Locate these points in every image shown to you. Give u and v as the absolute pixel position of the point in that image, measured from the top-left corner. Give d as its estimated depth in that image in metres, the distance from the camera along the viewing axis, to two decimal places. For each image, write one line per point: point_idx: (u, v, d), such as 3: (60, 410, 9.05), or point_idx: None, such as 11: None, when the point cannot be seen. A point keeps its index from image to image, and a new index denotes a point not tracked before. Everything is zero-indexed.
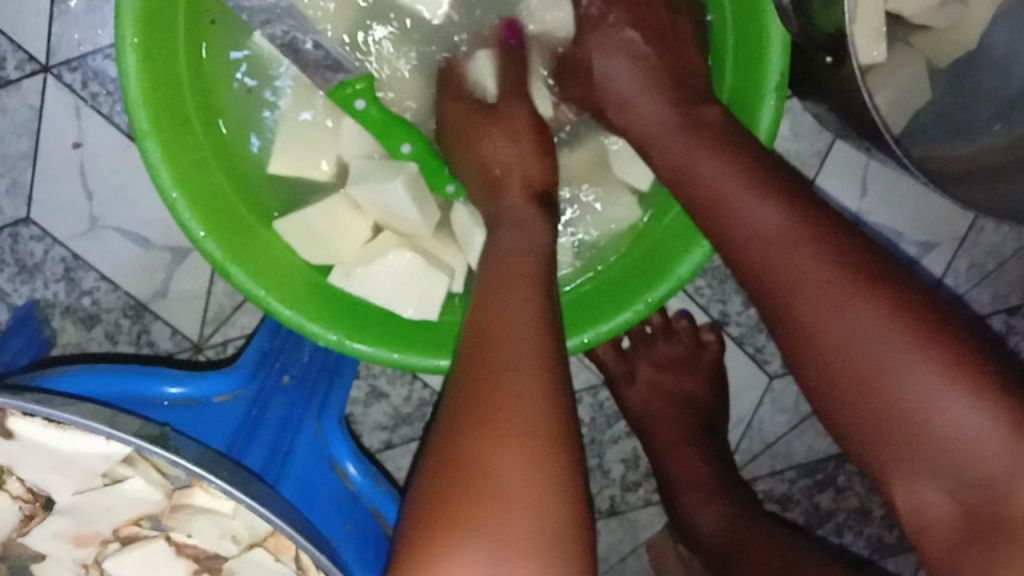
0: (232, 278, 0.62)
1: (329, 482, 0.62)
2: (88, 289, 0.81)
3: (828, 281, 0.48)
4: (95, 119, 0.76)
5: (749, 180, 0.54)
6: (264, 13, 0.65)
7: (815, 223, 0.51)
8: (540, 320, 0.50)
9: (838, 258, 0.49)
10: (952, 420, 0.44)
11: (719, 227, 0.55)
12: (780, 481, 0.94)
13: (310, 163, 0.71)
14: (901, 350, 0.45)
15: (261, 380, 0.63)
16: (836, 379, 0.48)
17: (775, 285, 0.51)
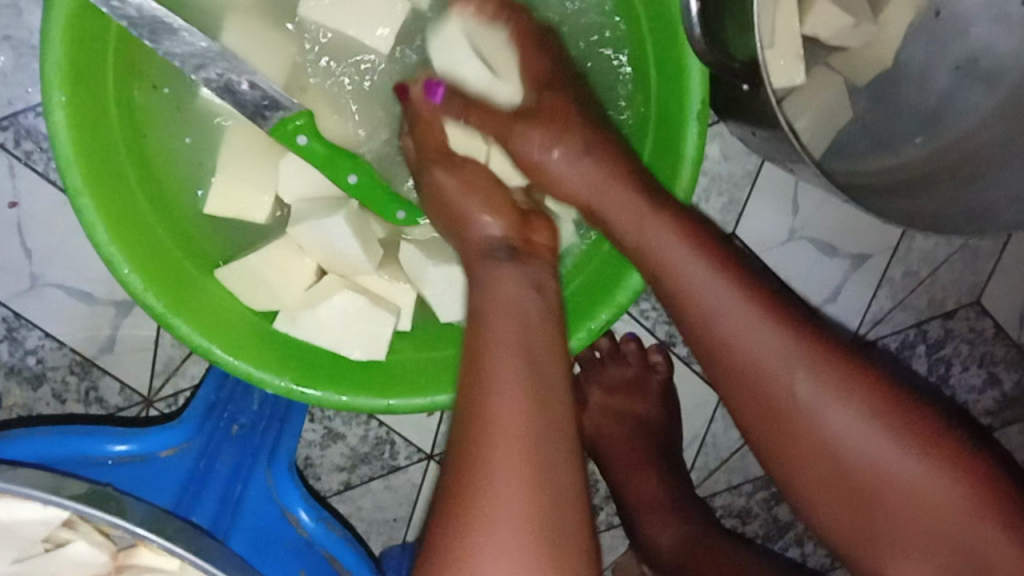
0: (174, 330, 0.62)
1: (281, 528, 0.63)
2: (32, 347, 0.80)
3: (785, 357, 0.55)
4: (31, 177, 0.76)
5: (726, 282, 0.58)
6: (196, 58, 0.61)
7: (788, 326, 0.56)
8: (527, 409, 0.50)
9: (819, 363, 0.55)
10: (924, 495, 0.52)
11: (694, 325, 0.59)
12: (738, 495, 0.95)
13: (249, 206, 0.72)
14: (882, 441, 0.53)
15: (209, 432, 0.62)
16: (828, 478, 0.55)
17: (759, 391, 0.56)
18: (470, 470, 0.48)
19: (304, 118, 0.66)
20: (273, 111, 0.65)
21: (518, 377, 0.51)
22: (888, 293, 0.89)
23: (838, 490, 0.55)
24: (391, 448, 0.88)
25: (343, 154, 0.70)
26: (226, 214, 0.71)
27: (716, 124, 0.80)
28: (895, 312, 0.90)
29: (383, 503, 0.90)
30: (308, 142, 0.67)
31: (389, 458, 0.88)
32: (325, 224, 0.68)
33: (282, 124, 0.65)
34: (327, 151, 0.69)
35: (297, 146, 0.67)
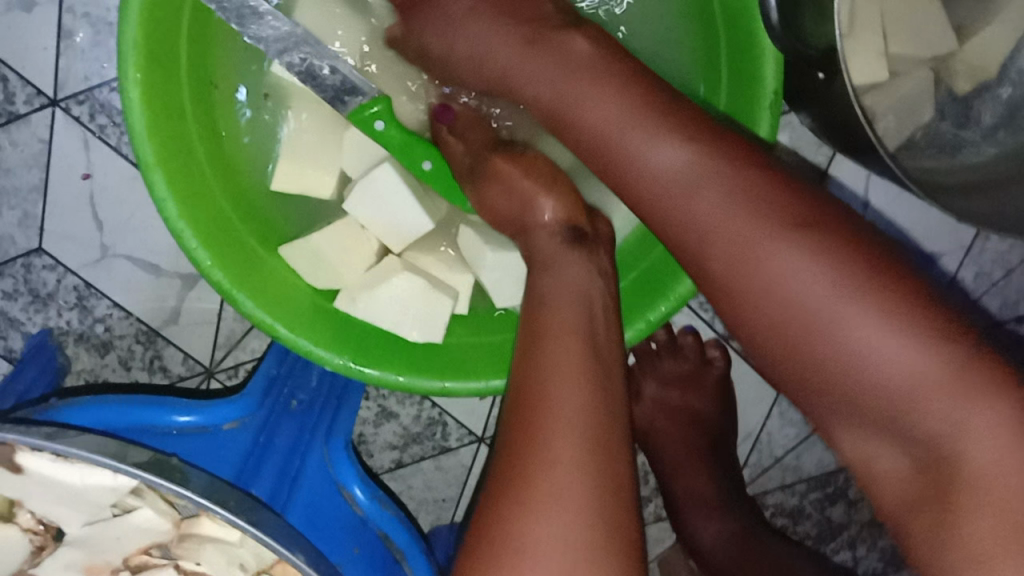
0: (240, 305, 0.64)
1: (337, 505, 0.63)
2: (101, 316, 0.82)
3: (785, 246, 0.50)
4: (103, 150, 0.78)
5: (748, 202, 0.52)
6: (281, 42, 0.63)
7: (805, 235, 0.50)
8: (580, 365, 0.52)
9: (835, 267, 0.49)
10: (880, 365, 0.47)
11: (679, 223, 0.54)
12: (791, 494, 0.94)
13: (312, 182, 0.71)
14: (870, 333, 0.47)
15: (270, 407, 0.63)
16: (801, 357, 0.50)
17: (755, 302, 0.51)
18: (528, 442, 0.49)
19: (380, 104, 0.67)
20: (352, 97, 0.66)
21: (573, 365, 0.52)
22: (959, 295, 0.87)
23: (831, 391, 0.49)
24: (442, 429, 0.89)
25: (419, 142, 0.71)
26: (291, 189, 0.71)
27: (787, 114, 0.78)
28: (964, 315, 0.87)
29: (434, 483, 0.91)
30: (384, 128, 0.68)
31: (441, 438, 0.89)
32: (384, 189, 0.68)
33: (359, 110, 0.66)
34: (403, 137, 0.70)
35: (373, 130, 0.68)
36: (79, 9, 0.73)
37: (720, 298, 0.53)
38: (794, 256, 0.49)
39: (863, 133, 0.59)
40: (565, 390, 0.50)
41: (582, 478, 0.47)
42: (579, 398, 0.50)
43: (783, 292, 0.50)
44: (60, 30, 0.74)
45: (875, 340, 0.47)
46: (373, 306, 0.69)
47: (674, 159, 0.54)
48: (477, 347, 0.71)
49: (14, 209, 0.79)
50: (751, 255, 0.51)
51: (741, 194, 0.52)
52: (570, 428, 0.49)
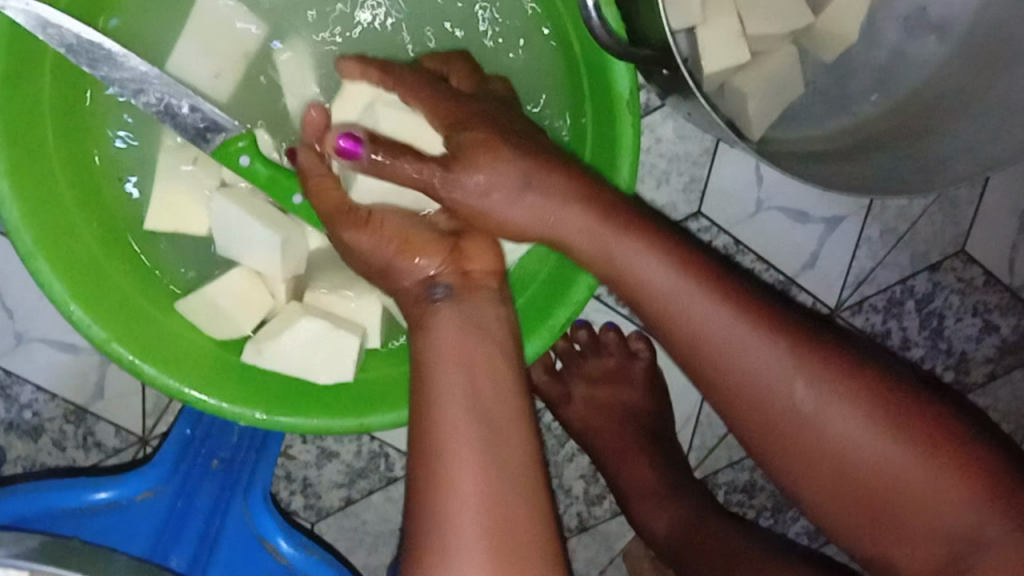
0: (143, 375, 0.64)
1: (263, 555, 0.65)
2: (27, 401, 0.83)
3: (829, 408, 0.56)
4: (0, 239, 0.78)
5: (768, 334, 0.57)
6: (136, 82, 0.62)
7: (833, 377, 0.56)
8: (477, 399, 0.57)
9: (864, 407, 0.55)
10: (919, 489, 0.54)
11: (704, 372, 0.59)
12: (741, 471, 0.95)
13: (190, 222, 0.72)
14: (903, 458, 0.54)
15: (185, 471, 0.64)
16: (849, 493, 0.56)
17: (781, 440, 0.57)
18: (433, 479, 0.54)
19: (245, 139, 0.65)
20: (214, 133, 0.65)
21: (466, 399, 0.56)
22: (869, 252, 0.88)
23: (862, 504, 0.56)
24: (385, 460, 0.90)
25: (285, 174, 0.67)
26: (168, 227, 0.71)
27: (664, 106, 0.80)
28: (878, 272, 0.89)
29: (388, 514, 0.92)
30: (250, 163, 0.66)
31: (386, 470, 0.90)
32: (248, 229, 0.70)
33: (222, 146, 0.64)
34: (270, 172, 0.67)
35: (237, 166, 0.65)
36: None
37: (792, 472, 0.58)
38: (829, 402, 0.56)
39: (712, 117, 0.60)
40: (454, 435, 0.55)
41: (490, 508, 0.53)
42: (473, 422, 0.56)
43: (823, 430, 0.56)
44: None
45: (929, 478, 0.54)
46: (276, 353, 0.69)
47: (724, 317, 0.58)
48: (390, 379, 0.72)
49: None
50: (801, 414, 0.56)
51: (798, 351, 0.57)
52: (470, 458, 0.54)
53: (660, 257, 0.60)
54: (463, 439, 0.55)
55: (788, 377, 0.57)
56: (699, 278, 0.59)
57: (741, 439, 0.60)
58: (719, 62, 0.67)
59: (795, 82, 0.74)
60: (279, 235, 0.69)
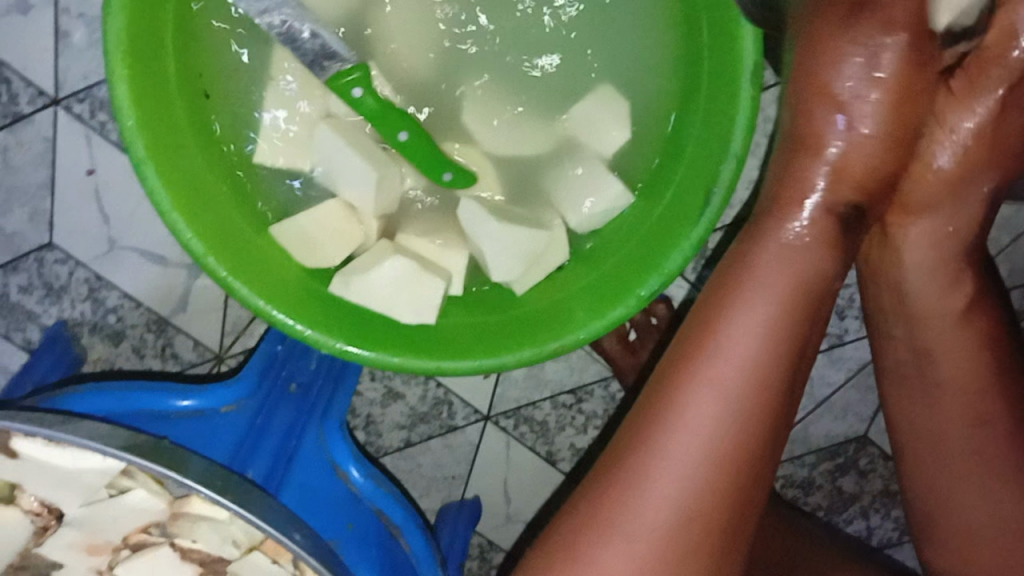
0: (235, 292, 0.65)
1: (331, 483, 0.66)
2: (113, 306, 0.85)
3: (981, 454, 0.64)
4: (106, 145, 0.80)
5: (994, 387, 0.63)
6: (265, 6, 0.65)
7: (993, 433, 0.63)
8: (738, 380, 0.53)
9: (1004, 463, 0.64)
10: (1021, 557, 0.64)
11: (919, 389, 0.65)
12: (800, 466, 0.94)
13: (295, 154, 0.73)
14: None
15: (266, 389, 0.65)
16: (960, 534, 0.67)
17: (923, 460, 0.67)
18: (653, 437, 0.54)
19: (359, 71, 0.69)
20: (330, 62, 0.68)
21: (752, 352, 0.53)
22: None
23: (971, 546, 0.66)
24: (448, 408, 0.90)
25: (394, 111, 0.71)
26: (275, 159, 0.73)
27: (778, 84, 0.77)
28: None
29: (443, 461, 0.93)
30: (362, 96, 0.70)
31: (448, 417, 0.91)
32: (345, 166, 0.70)
33: (337, 75, 0.68)
34: (379, 108, 0.71)
35: (351, 98, 0.69)
36: (73, 9, 0.75)
37: (908, 432, 0.67)
38: (984, 447, 0.64)
39: None
40: (721, 378, 0.53)
41: (688, 493, 0.53)
42: (726, 396, 0.53)
43: (961, 472, 0.65)
44: (57, 31, 0.76)
45: (983, 517, 0.65)
46: (362, 287, 0.70)
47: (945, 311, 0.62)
48: (468, 328, 0.72)
49: (25, 206, 0.82)
50: (969, 460, 0.64)
51: (993, 371, 0.63)
52: (696, 445, 0.53)
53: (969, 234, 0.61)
54: (709, 415, 0.53)
55: (969, 381, 0.63)
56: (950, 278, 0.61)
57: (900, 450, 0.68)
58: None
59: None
60: (376, 172, 0.70)
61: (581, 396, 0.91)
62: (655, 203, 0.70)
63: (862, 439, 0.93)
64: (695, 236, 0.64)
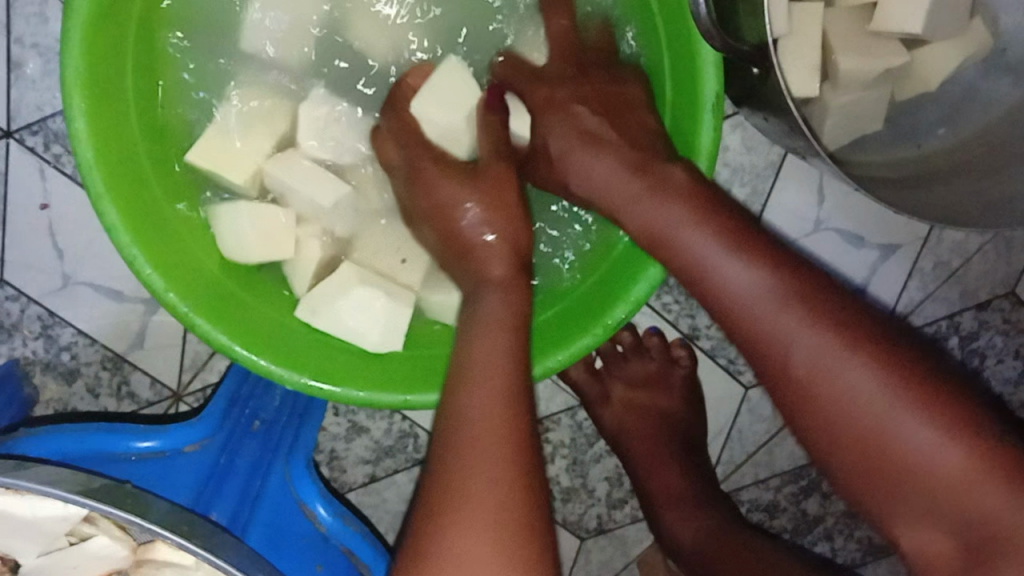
0: (195, 329, 0.64)
1: (299, 523, 0.64)
2: (66, 344, 0.83)
3: (814, 333, 0.51)
4: (60, 179, 0.78)
5: (723, 237, 0.56)
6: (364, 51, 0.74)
7: (806, 295, 0.52)
8: (510, 368, 0.53)
9: (847, 332, 0.51)
10: (912, 444, 0.48)
11: (699, 280, 0.56)
12: (765, 489, 0.95)
13: (230, 166, 0.69)
14: (895, 408, 0.48)
15: (230, 428, 0.64)
16: (840, 445, 0.50)
17: (771, 367, 0.52)
18: (446, 466, 0.50)
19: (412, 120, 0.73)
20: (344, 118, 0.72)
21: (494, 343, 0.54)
22: (920, 284, 0.88)
23: (861, 464, 0.50)
24: (414, 441, 0.89)
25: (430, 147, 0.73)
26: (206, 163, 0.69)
27: (737, 115, 0.80)
28: (926, 304, 0.88)
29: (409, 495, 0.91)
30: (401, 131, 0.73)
31: (413, 451, 0.90)
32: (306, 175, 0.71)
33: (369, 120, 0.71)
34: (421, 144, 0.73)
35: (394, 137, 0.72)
36: (27, 39, 0.74)
37: (812, 435, 0.51)
38: (797, 313, 0.51)
39: (798, 125, 0.60)
40: (478, 370, 0.53)
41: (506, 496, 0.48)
42: (494, 385, 0.52)
43: (807, 355, 0.51)
44: (11, 62, 0.75)
45: (927, 442, 0.48)
46: (326, 304, 0.69)
47: (747, 280, 0.53)
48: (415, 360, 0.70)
49: None
50: (808, 359, 0.51)
51: (813, 315, 0.51)
52: (489, 440, 0.50)
53: (702, 224, 0.56)
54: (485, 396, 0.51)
55: (797, 334, 0.51)
56: (654, 176, 0.60)
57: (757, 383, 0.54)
58: (800, 79, 0.68)
59: (877, 114, 0.74)
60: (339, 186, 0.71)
61: (548, 425, 0.90)
62: (610, 246, 0.71)
63: None
64: (663, 263, 0.64)
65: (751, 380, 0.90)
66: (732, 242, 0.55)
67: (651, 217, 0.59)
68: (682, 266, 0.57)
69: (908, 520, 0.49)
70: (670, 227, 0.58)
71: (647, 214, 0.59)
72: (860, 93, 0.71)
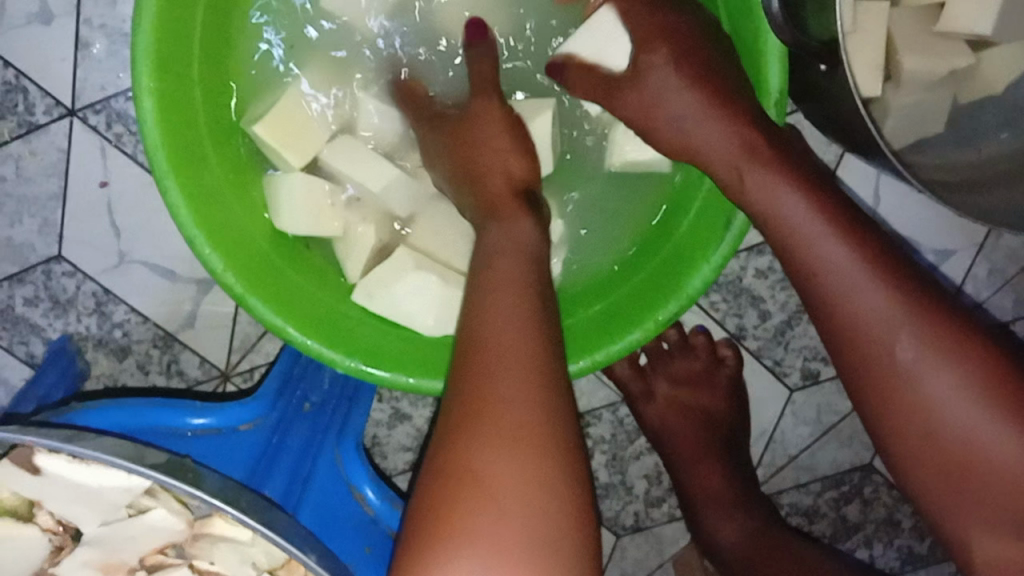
0: (251, 309, 0.64)
1: (348, 505, 0.64)
2: (119, 321, 0.84)
3: (920, 333, 0.51)
4: (120, 159, 0.80)
5: (831, 224, 0.55)
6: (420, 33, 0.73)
7: (913, 293, 0.52)
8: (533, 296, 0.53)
9: (953, 337, 0.51)
10: (1004, 457, 0.49)
11: (802, 266, 0.55)
12: (806, 493, 0.94)
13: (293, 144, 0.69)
14: (993, 418, 0.49)
15: (283, 407, 0.65)
16: (930, 447, 0.51)
17: (863, 360, 0.52)
18: (477, 382, 0.49)
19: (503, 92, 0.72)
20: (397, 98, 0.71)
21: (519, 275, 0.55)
22: (973, 291, 0.86)
23: (946, 468, 0.50)
24: None
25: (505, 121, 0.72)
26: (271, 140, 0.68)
27: (794, 113, 0.79)
28: (979, 311, 0.87)
29: None
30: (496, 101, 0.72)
31: None
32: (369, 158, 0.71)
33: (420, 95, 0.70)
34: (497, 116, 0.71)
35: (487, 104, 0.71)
36: (95, 21, 0.76)
37: (900, 433, 0.52)
38: (907, 311, 0.51)
39: (863, 124, 0.60)
40: (503, 297, 0.53)
41: (539, 414, 0.47)
42: (524, 311, 0.52)
43: (913, 356, 0.51)
44: (78, 42, 0.76)
45: (1008, 447, 0.49)
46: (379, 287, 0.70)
47: (852, 266, 0.53)
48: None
49: (34, 216, 0.81)
50: (913, 360, 0.51)
51: (923, 317, 0.51)
52: (521, 358, 0.49)
53: (808, 208, 0.56)
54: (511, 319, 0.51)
55: (893, 323, 0.51)
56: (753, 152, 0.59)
57: (843, 376, 0.54)
58: (863, 78, 0.67)
59: (939, 116, 0.72)
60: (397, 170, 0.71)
61: (589, 420, 0.90)
62: (664, 240, 0.71)
63: (867, 467, 0.93)
64: (716, 259, 0.64)
65: (797, 382, 0.89)
66: (841, 229, 0.55)
67: (761, 194, 0.58)
68: (779, 242, 0.57)
69: (985, 530, 0.50)
70: (781, 207, 0.57)
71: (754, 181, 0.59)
72: (922, 94, 0.70)
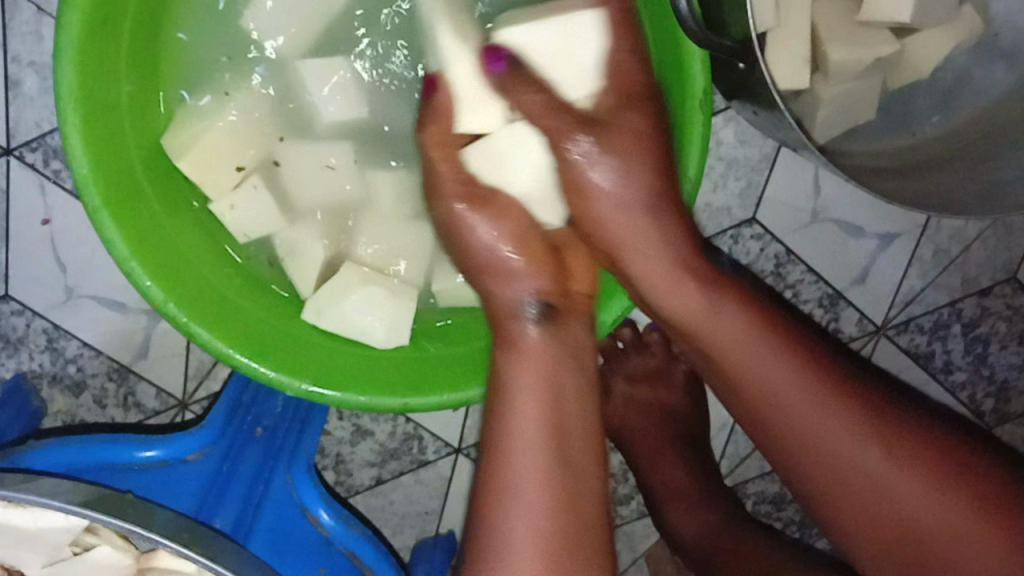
0: (196, 337, 0.65)
1: (303, 527, 0.65)
2: (72, 356, 0.84)
3: (848, 435, 0.59)
4: (60, 195, 0.79)
5: (756, 338, 0.62)
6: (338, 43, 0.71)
7: (831, 387, 0.60)
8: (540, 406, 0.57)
9: (878, 424, 0.59)
10: (949, 541, 0.56)
11: (747, 386, 0.62)
12: (771, 481, 0.95)
13: (218, 171, 0.69)
14: (923, 502, 0.57)
15: (232, 435, 0.65)
16: (879, 532, 0.59)
17: (806, 456, 0.60)
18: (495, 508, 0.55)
19: None
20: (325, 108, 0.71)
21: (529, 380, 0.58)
22: (919, 272, 0.87)
23: (894, 547, 0.58)
24: (418, 443, 0.90)
25: None
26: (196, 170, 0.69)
27: (727, 109, 0.80)
28: (927, 292, 0.88)
29: (416, 497, 0.92)
30: None
31: (418, 452, 0.90)
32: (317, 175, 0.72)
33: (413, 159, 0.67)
34: None
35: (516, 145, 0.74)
36: (25, 57, 0.75)
37: (851, 520, 0.59)
38: (837, 414, 0.60)
39: (785, 116, 0.60)
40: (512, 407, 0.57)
41: (550, 540, 0.54)
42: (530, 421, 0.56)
43: (847, 458, 0.59)
44: (8, 80, 0.76)
45: (949, 522, 0.56)
46: (333, 308, 0.70)
47: (782, 375, 0.61)
48: (445, 359, 0.71)
49: None
50: (855, 460, 0.59)
51: (847, 412, 0.60)
52: (533, 487, 0.55)
53: (737, 316, 0.63)
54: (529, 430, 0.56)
55: (833, 430, 0.59)
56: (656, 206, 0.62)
57: (792, 475, 0.62)
58: (788, 71, 0.67)
59: (868, 104, 0.73)
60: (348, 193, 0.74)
61: None
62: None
63: None
64: None
65: None
66: (759, 329, 0.62)
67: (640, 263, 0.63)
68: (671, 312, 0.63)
69: None
70: (673, 283, 0.63)
71: (664, 268, 0.63)
72: (851, 83, 0.71)
